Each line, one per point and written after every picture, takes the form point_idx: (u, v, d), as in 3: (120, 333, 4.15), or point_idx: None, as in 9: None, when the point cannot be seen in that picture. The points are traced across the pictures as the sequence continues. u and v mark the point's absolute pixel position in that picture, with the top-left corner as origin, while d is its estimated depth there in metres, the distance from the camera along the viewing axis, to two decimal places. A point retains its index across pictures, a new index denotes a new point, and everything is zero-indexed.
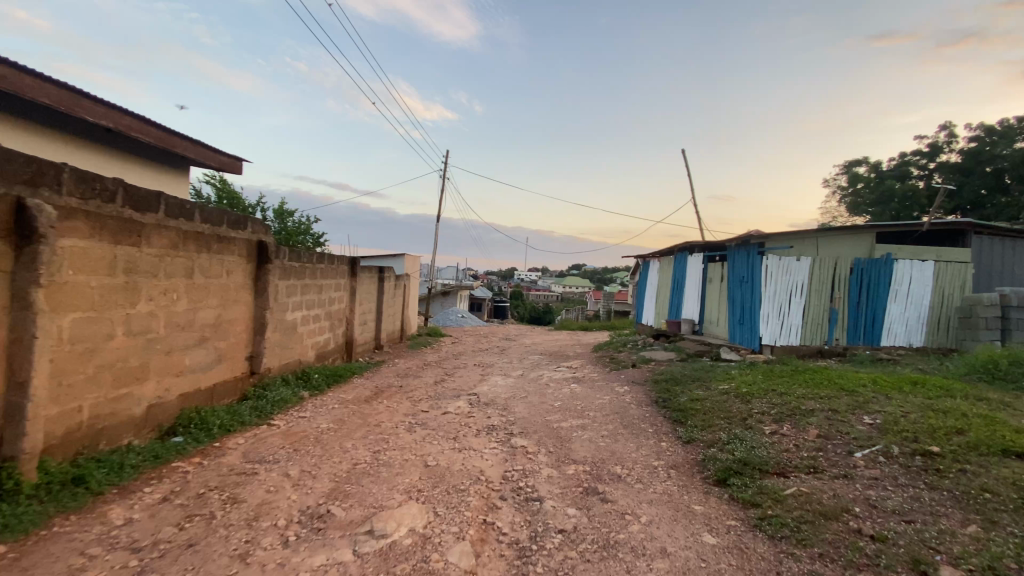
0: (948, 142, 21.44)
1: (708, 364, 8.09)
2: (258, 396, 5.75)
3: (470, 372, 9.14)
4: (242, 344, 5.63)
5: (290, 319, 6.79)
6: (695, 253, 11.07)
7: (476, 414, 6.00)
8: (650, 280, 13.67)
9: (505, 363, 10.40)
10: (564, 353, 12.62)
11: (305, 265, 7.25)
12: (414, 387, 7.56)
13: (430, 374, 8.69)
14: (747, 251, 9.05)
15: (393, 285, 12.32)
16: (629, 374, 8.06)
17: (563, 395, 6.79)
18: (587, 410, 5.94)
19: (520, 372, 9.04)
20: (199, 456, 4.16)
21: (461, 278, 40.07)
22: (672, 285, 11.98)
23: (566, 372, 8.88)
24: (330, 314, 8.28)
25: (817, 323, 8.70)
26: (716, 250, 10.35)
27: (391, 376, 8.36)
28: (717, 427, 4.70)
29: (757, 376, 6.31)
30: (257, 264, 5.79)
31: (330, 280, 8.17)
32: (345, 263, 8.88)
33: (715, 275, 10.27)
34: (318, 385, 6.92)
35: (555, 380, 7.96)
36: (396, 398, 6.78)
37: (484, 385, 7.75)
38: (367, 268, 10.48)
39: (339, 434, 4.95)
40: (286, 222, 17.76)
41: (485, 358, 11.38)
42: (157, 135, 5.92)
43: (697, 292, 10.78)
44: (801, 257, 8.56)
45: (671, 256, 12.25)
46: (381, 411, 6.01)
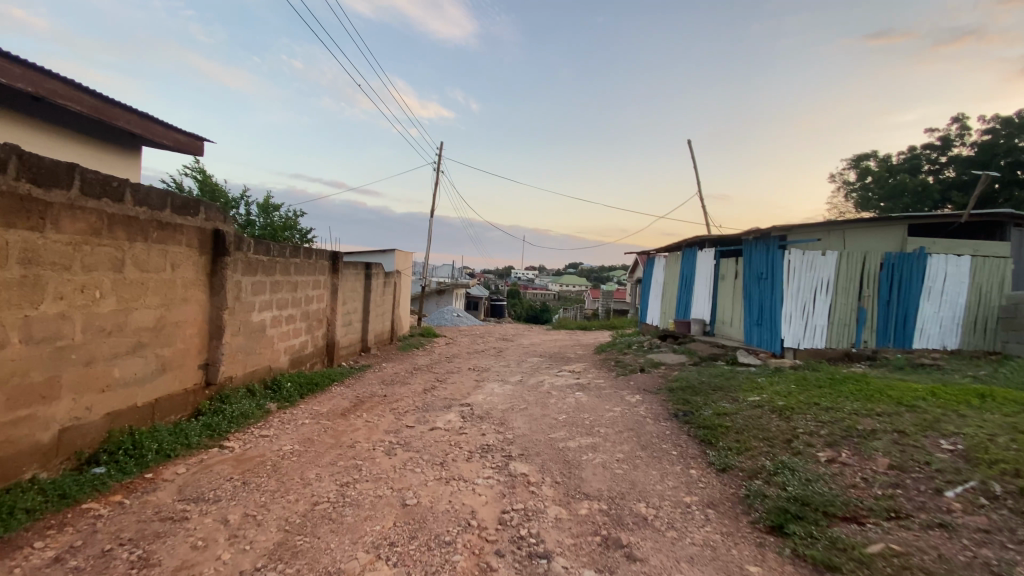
0: (962, 135, 20.78)
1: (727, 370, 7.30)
2: (212, 411, 4.93)
3: (464, 378, 8.32)
4: (193, 351, 4.81)
5: (256, 320, 5.98)
6: (706, 248, 10.27)
7: (469, 431, 5.20)
8: (655, 277, 12.86)
9: (502, 367, 9.61)
10: (565, 355, 11.80)
11: (276, 259, 6.42)
12: (400, 397, 6.74)
13: (419, 381, 7.87)
14: (767, 245, 8.26)
15: (381, 282, 11.50)
16: (640, 381, 7.27)
17: (568, 406, 5.99)
18: (596, 425, 5.15)
19: (518, 377, 8.25)
20: (121, 493, 3.34)
21: (457, 276, 39.26)
22: (679, 282, 11.19)
23: (569, 378, 8.09)
24: (307, 315, 7.47)
25: (844, 324, 7.92)
26: (730, 245, 9.56)
27: (375, 383, 7.54)
28: (757, 452, 3.92)
29: (790, 385, 5.53)
30: (211, 258, 4.97)
31: (307, 277, 7.35)
32: (325, 259, 8.05)
33: (728, 272, 9.47)
34: (290, 395, 6.11)
35: (558, 388, 7.17)
36: (378, 410, 5.97)
37: (479, 394, 6.94)
38: (352, 263, 9.66)
39: (304, 460, 4.15)
40: (271, 217, 16.92)
41: (481, 360, 10.59)
42: (93, 105, 5.02)
43: (708, 291, 9.98)
44: (827, 252, 7.77)
45: (679, 252, 11.46)
46: (359, 428, 5.20)
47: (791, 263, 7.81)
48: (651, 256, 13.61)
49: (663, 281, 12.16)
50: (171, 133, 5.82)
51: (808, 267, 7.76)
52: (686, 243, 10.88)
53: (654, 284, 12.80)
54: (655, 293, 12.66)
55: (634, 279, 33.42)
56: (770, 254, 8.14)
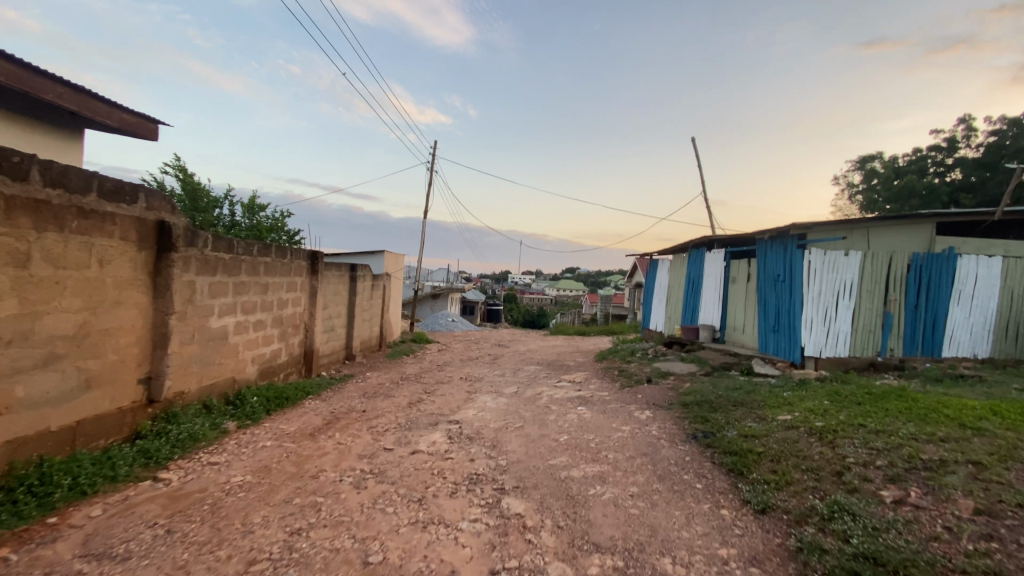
0: (969, 137, 20.19)
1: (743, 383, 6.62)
2: (155, 434, 4.21)
3: (454, 390, 7.60)
4: (130, 363, 4.10)
5: (214, 326, 5.28)
6: (715, 249, 9.61)
7: (455, 455, 4.49)
8: (658, 280, 12.19)
9: (497, 376, 8.89)
10: (564, 363, 11.10)
11: (242, 258, 5.73)
12: (381, 412, 6.02)
13: (404, 393, 7.14)
14: (784, 245, 7.60)
15: (369, 285, 10.79)
16: (648, 394, 6.58)
17: (570, 423, 5.29)
18: (603, 448, 4.45)
19: (514, 389, 7.53)
20: (5, 547, 2.64)
21: (452, 281, 38.61)
22: (686, 286, 10.53)
23: (569, 389, 7.39)
24: (279, 321, 6.75)
25: (869, 331, 7.24)
26: (742, 245, 8.91)
27: (356, 395, 6.82)
28: (802, 487, 3.23)
29: (822, 401, 4.85)
30: (154, 254, 4.28)
31: (280, 278, 6.65)
32: (302, 258, 7.35)
33: (740, 274, 8.80)
34: (254, 411, 5.38)
35: (558, 401, 6.46)
36: (353, 429, 5.25)
37: (469, 409, 6.21)
38: (336, 265, 8.97)
39: (252, 496, 3.43)
40: (258, 217, 16.28)
41: (475, 369, 9.88)
42: (18, 75, 4.36)
43: (718, 294, 9.32)
44: (850, 252, 7.12)
45: (685, 254, 10.81)
46: (327, 452, 4.48)
47: (811, 264, 7.15)
48: (654, 258, 12.96)
49: (668, 284, 11.50)
50: (114, 111, 5.21)
51: (830, 268, 7.10)
52: (693, 243, 10.23)
53: (658, 287, 12.14)
54: (658, 297, 12.00)
55: (633, 284, 32.71)
56: (787, 255, 7.49)
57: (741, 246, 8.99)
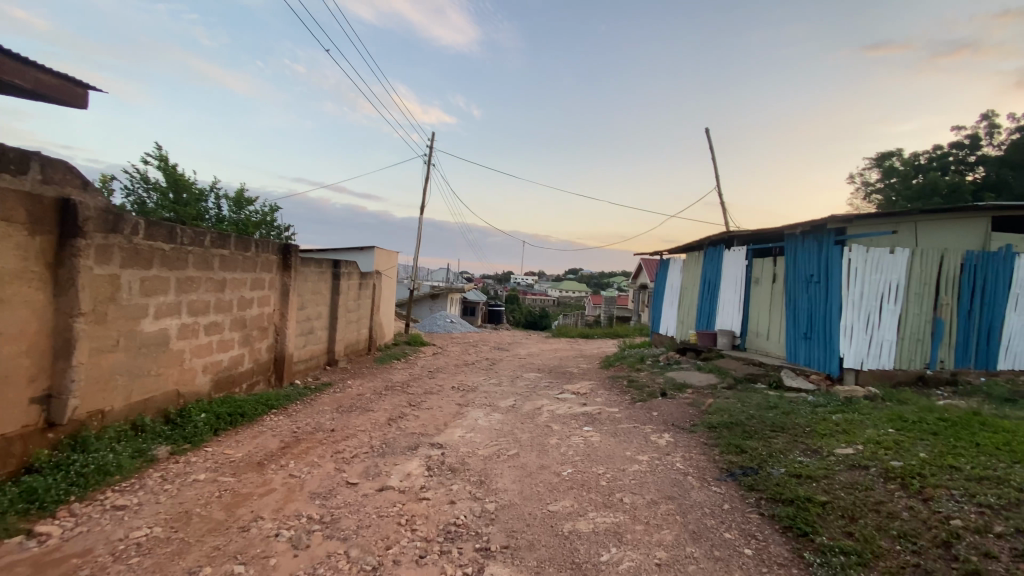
0: (992, 133, 19.14)
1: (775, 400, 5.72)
2: (52, 468, 3.35)
3: (443, 403, 6.69)
4: (20, 379, 3.25)
5: (146, 330, 4.42)
6: (735, 247, 8.69)
7: (432, 494, 3.60)
8: (669, 281, 11.27)
9: (492, 386, 7.99)
10: (567, 370, 10.18)
11: (189, 250, 4.87)
12: (353, 431, 5.14)
13: (384, 406, 6.25)
14: (819, 241, 6.68)
15: (355, 283, 9.88)
16: (666, 411, 5.67)
17: (575, 450, 4.37)
18: (616, 487, 3.56)
19: (511, 402, 6.63)
20: None
21: (452, 280, 37.73)
22: (701, 287, 9.62)
23: (572, 403, 6.48)
24: (241, 323, 5.88)
25: (916, 340, 6.34)
26: (767, 242, 8.00)
27: (328, 409, 5.93)
28: (898, 568, 2.34)
29: (886, 430, 3.93)
30: (56, 240, 3.44)
31: (240, 274, 5.78)
32: (271, 252, 6.48)
33: (765, 274, 7.88)
34: (196, 433, 4.52)
35: (559, 419, 5.55)
36: (315, 455, 4.37)
37: (456, 428, 5.31)
38: (316, 261, 8.09)
39: (147, 565, 2.57)
40: (244, 211, 15.44)
41: (469, 376, 8.98)
42: None
43: (738, 297, 8.42)
44: (896, 249, 6.19)
45: (700, 252, 9.90)
46: (273, 490, 3.61)
47: (851, 264, 6.23)
48: (664, 257, 12.03)
49: (680, 285, 10.58)
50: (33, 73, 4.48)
51: (873, 268, 6.18)
52: (710, 241, 9.31)
53: (669, 288, 11.22)
54: (670, 299, 11.09)
55: (637, 285, 31.79)
56: (823, 253, 6.57)
57: (766, 243, 8.08)
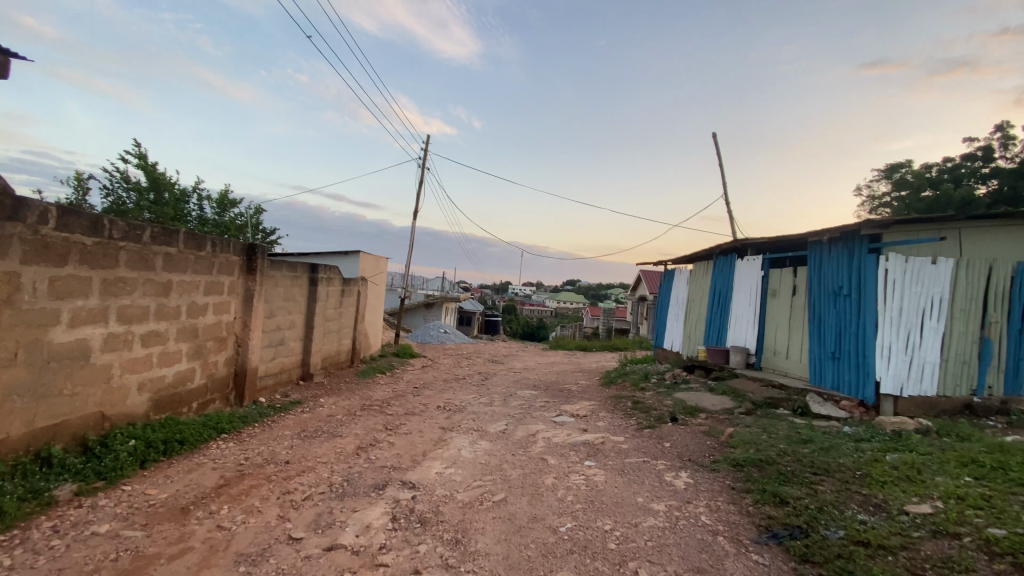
0: (1005, 145, 18.54)
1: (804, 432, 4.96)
2: None
3: (424, 427, 5.90)
4: None
5: (57, 341, 3.66)
6: (749, 256, 7.96)
7: (393, 556, 2.83)
8: (674, 293, 10.52)
9: (482, 405, 7.20)
10: (564, 388, 9.41)
11: (122, 246, 4.13)
12: (312, 463, 4.35)
13: (355, 431, 5.46)
14: (849, 249, 5.97)
15: (336, 290, 9.10)
16: (679, 442, 4.90)
17: (574, 495, 3.59)
18: (627, 551, 2.79)
19: (501, 426, 5.84)
20: None
21: (448, 289, 36.96)
22: (710, 299, 8.88)
23: (571, 429, 5.70)
24: (191, 333, 5.12)
25: (961, 363, 5.60)
26: (785, 251, 7.29)
27: (290, 433, 5.14)
28: None
29: (964, 483, 3.16)
30: None
31: (190, 277, 5.03)
32: (232, 252, 5.73)
33: (785, 285, 7.15)
34: (116, 466, 3.75)
35: (556, 450, 4.78)
36: (258, 497, 3.59)
37: (434, 462, 4.51)
38: (290, 264, 7.33)
39: None
40: (228, 213, 14.69)
41: (458, 394, 8.19)
42: None
43: (753, 311, 7.67)
44: (939, 259, 5.48)
45: (708, 262, 9.18)
46: (188, 550, 2.84)
47: (888, 275, 5.52)
48: (668, 267, 11.30)
49: (687, 298, 9.84)
50: None
51: (914, 280, 5.46)
52: (721, 250, 8.58)
53: (674, 300, 10.48)
54: (674, 312, 10.34)
55: (637, 297, 31.05)
56: (855, 263, 5.86)
57: (785, 252, 7.36)
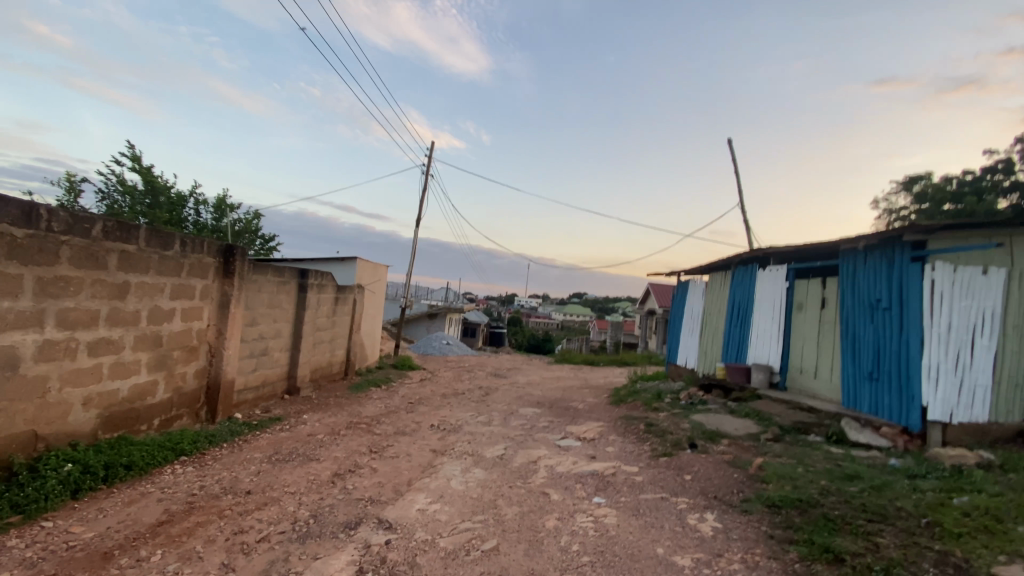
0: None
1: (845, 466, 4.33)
2: None
3: (413, 450, 5.31)
4: None
5: None
6: (771, 266, 7.37)
7: None
8: (688, 306, 9.90)
9: (480, 425, 6.59)
10: (570, 406, 8.78)
11: (63, 240, 3.66)
12: (277, 494, 3.78)
13: (335, 454, 4.88)
14: (889, 257, 5.34)
15: (329, 298, 8.57)
16: (702, 474, 4.28)
17: (581, 544, 2.99)
18: None
19: (499, 451, 5.23)
20: None
21: (453, 300, 36.47)
22: (728, 312, 8.27)
23: (577, 455, 5.09)
24: (152, 341, 4.60)
25: (1016, 386, 4.93)
26: (813, 260, 6.68)
27: (259, 456, 4.57)
28: None
29: None
30: None
31: (153, 279, 4.51)
32: (206, 253, 5.22)
33: (813, 298, 6.54)
34: (41, 496, 3.21)
35: (560, 482, 4.17)
36: (201, 539, 3.02)
37: (418, 494, 3.92)
38: (277, 269, 6.82)
39: None
40: (225, 218, 14.25)
41: (455, 412, 7.59)
42: None
43: (777, 326, 7.05)
44: (990, 268, 4.86)
45: (727, 273, 8.57)
46: None
47: (935, 286, 4.89)
48: (681, 279, 10.70)
49: (702, 312, 9.22)
50: None
51: (964, 292, 4.84)
52: (740, 260, 7.99)
53: (688, 313, 9.86)
54: (689, 326, 9.72)
55: (645, 311, 30.36)
56: (895, 273, 5.23)
57: (812, 262, 6.76)
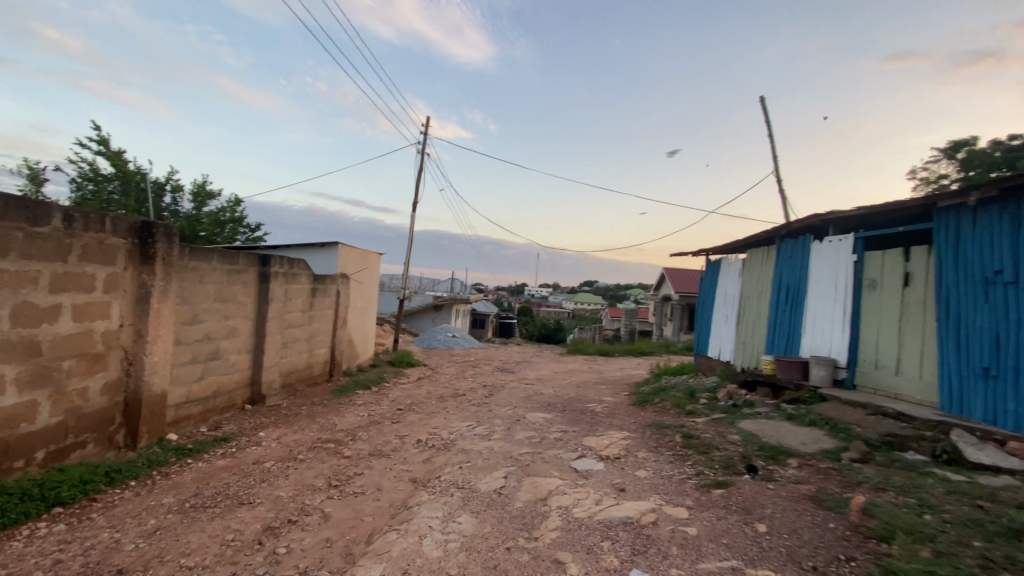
0: None
1: (995, 514, 3.00)
2: None
3: (385, 482, 4.08)
4: None
5: None
6: (831, 238, 6.02)
7: None
8: (722, 290, 8.55)
9: (476, 440, 5.34)
10: (587, 408, 7.53)
11: None
12: (163, 572, 2.58)
13: (276, 494, 3.67)
14: (1012, 218, 4.06)
15: (304, 290, 7.34)
16: (783, 524, 3.00)
17: None
18: None
19: (497, 482, 3.98)
20: None
21: (460, 290, 35.27)
22: (773, 294, 6.94)
23: (601, 487, 3.83)
24: (24, 351, 3.42)
25: None
26: (890, 228, 5.35)
27: (170, 501, 3.38)
28: None
29: None
30: None
31: (15, 265, 3.32)
32: (109, 233, 4.00)
33: (892, 275, 5.20)
34: None
35: (580, 542, 2.90)
36: None
37: (372, 568, 2.68)
38: (227, 254, 5.58)
39: None
40: (203, 206, 12.99)
41: (450, 420, 6.36)
42: None
43: (841, 311, 5.72)
44: None
45: (769, 249, 7.21)
46: None
47: None
48: (710, 259, 9.34)
49: (740, 296, 7.88)
50: None
51: None
52: (789, 231, 6.64)
53: (721, 298, 8.53)
54: (722, 313, 8.40)
55: (661, 297, 28.87)
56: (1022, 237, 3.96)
57: (889, 230, 5.43)
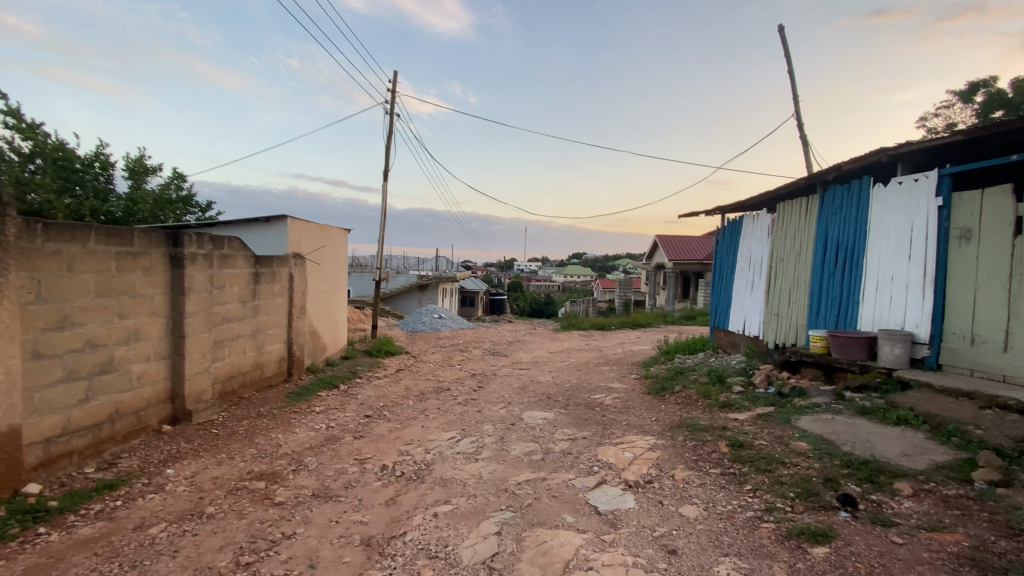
0: None
1: None
2: None
3: (323, 549, 2.80)
4: None
5: None
6: (898, 179, 4.73)
7: None
8: (745, 255, 7.26)
9: (459, 463, 4.05)
10: (595, 400, 6.28)
11: None
12: None
13: None
14: None
15: (242, 275, 5.93)
16: None
17: None
18: None
19: (485, 544, 2.71)
20: None
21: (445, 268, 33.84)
22: (818, 256, 5.68)
23: (638, 547, 2.60)
24: None
25: None
26: (989, 159, 4.07)
27: None
28: None
29: None
30: None
31: None
32: None
33: (996, 221, 3.93)
34: None
35: None
36: None
37: None
38: (115, 232, 4.16)
39: None
40: (143, 183, 11.38)
41: (428, 430, 5.07)
42: None
43: (918, 273, 4.46)
44: None
45: (809, 201, 5.91)
46: None
47: None
48: (726, 220, 8.02)
49: (770, 261, 6.60)
50: None
51: None
52: (838, 175, 5.33)
53: (744, 262, 7.27)
54: (746, 280, 7.15)
55: (654, 267, 27.73)
56: None
57: (984, 163, 4.15)
